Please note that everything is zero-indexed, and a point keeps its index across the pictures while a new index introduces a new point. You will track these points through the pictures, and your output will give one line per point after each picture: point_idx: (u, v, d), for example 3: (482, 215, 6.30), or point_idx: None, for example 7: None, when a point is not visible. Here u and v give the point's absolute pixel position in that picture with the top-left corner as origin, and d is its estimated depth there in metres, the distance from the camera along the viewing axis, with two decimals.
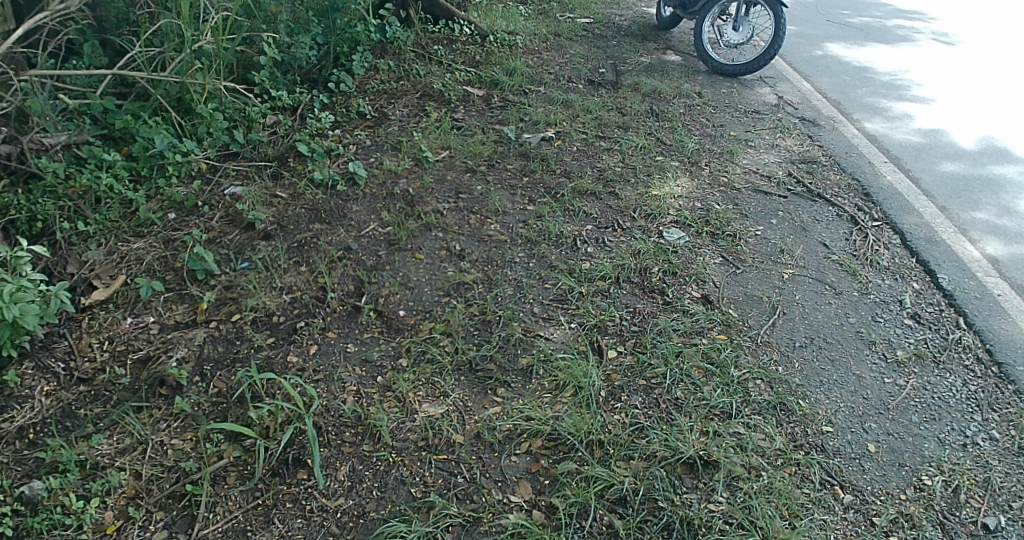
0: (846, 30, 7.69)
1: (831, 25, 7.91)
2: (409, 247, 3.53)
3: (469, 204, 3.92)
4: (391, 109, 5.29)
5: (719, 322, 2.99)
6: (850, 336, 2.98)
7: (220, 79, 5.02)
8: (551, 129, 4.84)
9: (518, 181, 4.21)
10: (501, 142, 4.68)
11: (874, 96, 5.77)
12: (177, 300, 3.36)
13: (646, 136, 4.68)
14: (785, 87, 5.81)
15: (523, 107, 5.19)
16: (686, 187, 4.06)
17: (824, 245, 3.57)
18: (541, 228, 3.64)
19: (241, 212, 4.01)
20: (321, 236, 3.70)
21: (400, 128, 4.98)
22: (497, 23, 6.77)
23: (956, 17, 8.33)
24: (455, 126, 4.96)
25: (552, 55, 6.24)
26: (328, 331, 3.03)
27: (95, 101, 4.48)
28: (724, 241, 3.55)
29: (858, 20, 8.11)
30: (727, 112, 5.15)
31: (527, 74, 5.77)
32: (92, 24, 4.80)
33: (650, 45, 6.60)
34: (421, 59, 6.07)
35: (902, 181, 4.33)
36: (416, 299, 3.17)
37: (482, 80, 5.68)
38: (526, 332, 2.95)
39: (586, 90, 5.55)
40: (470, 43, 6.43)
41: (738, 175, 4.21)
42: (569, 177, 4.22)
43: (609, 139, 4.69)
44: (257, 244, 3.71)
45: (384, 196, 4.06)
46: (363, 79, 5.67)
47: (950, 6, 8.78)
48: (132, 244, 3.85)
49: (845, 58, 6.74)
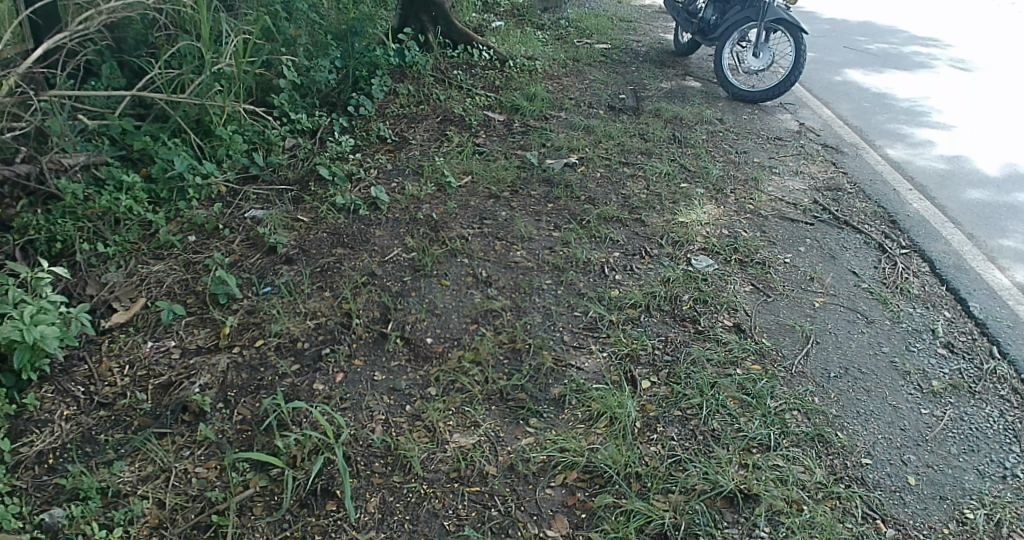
0: (864, 57, 7.69)
1: (847, 51, 7.92)
2: (434, 273, 3.52)
3: (494, 230, 3.92)
4: (412, 133, 5.33)
5: (753, 351, 2.93)
6: (884, 366, 2.92)
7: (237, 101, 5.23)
8: (574, 155, 4.84)
9: (543, 206, 4.21)
10: (522, 168, 4.70)
11: (895, 122, 5.76)
12: (199, 324, 3.45)
13: (668, 162, 4.67)
14: (806, 113, 5.78)
15: (545, 133, 5.20)
16: (714, 213, 4.02)
17: (854, 273, 3.53)
18: (568, 254, 3.61)
19: (263, 236, 4.15)
20: (344, 262, 3.76)
21: (421, 152, 5.02)
22: (517, 49, 6.79)
23: (971, 44, 8.33)
24: (477, 151, 4.98)
25: (571, 80, 6.25)
26: (354, 358, 3.01)
27: (114, 123, 4.61)
28: (754, 269, 3.49)
29: (874, 47, 8.12)
30: (748, 138, 5.13)
31: (547, 100, 5.77)
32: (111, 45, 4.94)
33: (669, 71, 6.62)
34: (441, 83, 6.10)
35: (928, 208, 4.28)
36: (444, 326, 3.13)
37: (503, 105, 5.69)
38: (557, 361, 2.89)
39: (607, 115, 5.54)
40: (489, 68, 6.44)
41: (764, 203, 4.17)
42: (594, 203, 4.20)
43: (633, 165, 4.67)
44: (279, 268, 3.82)
45: (408, 221, 4.10)
46: (383, 104, 5.80)
47: (968, 32, 8.80)
48: (152, 267, 3.94)
49: (863, 85, 6.73)
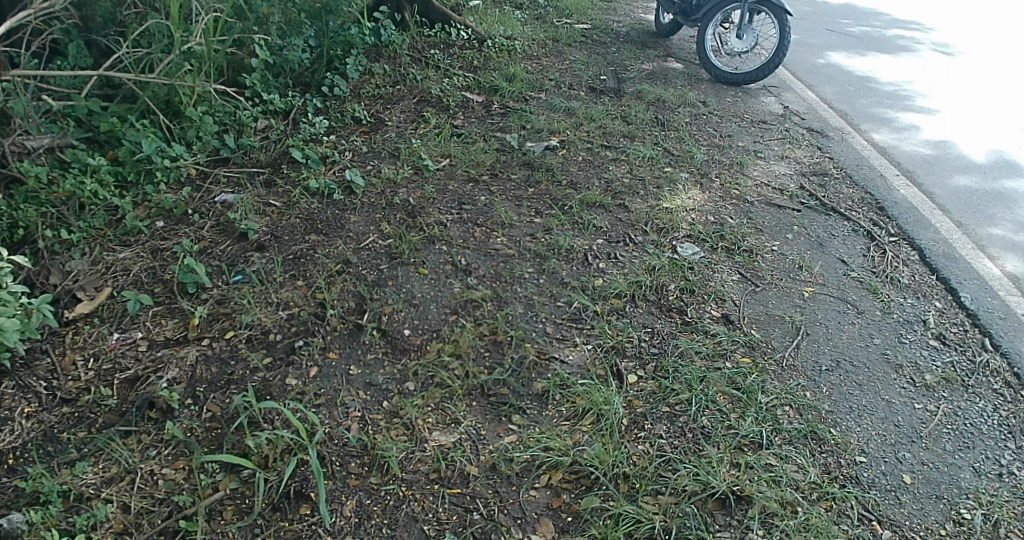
0: (846, 40, 7.62)
1: (829, 34, 7.84)
2: (412, 261, 3.40)
3: (473, 216, 3.80)
4: (388, 114, 5.17)
5: (742, 344, 2.85)
6: (876, 359, 2.85)
7: (208, 81, 5.05)
8: (555, 138, 4.71)
9: (523, 191, 4.09)
10: (502, 151, 4.57)
11: (879, 107, 5.69)
12: (167, 315, 3.33)
13: (651, 146, 4.56)
14: (790, 96, 5.70)
15: (525, 114, 5.07)
16: (699, 199, 3.92)
17: (843, 261, 3.46)
18: (550, 241, 3.50)
19: (234, 221, 3.97)
20: (318, 249, 3.62)
21: (397, 135, 4.87)
22: (495, 28, 6.61)
23: (951, 27, 8.30)
24: (455, 133, 4.84)
25: (551, 61, 6.10)
26: (328, 352, 2.87)
27: (79, 104, 4.44)
28: (741, 257, 3.41)
29: (856, 30, 8.05)
30: (732, 121, 5.03)
31: (527, 81, 5.62)
32: (77, 24, 4.74)
33: (650, 52, 6.50)
34: (417, 63, 5.93)
35: (916, 195, 4.23)
36: (422, 317, 3.00)
37: (481, 86, 5.53)
38: (541, 354, 2.78)
39: (588, 97, 5.42)
40: (467, 47, 6.25)
41: (750, 188, 4.09)
42: (576, 187, 4.09)
43: (615, 148, 4.56)
44: (250, 255, 3.68)
45: (384, 207, 3.96)
46: (358, 84, 5.63)
47: (949, 15, 8.77)
48: (118, 254, 3.81)
49: (846, 68, 6.66)
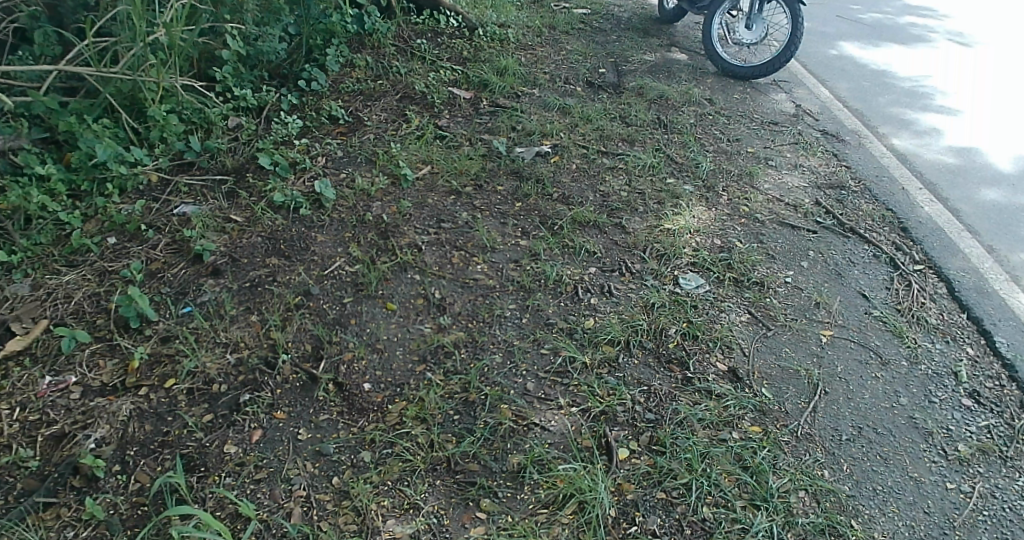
0: (859, 28, 7.15)
1: (841, 21, 7.36)
2: (379, 294, 3.01)
3: (452, 238, 3.39)
4: (368, 113, 4.68)
5: (752, 408, 2.50)
6: (904, 425, 2.55)
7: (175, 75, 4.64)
8: (547, 143, 4.27)
9: (509, 206, 3.67)
10: (488, 158, 4.12)
11: (897, 106, 5.27)
12: (107, 354, 2.92)
13: (652, 152, 4.14)
14: (802, 92, 5.24)
15: (516, 114, 4.60)
16: (704, 218, 3.52)
17: (864, 297, 3.17)
18: (536, 271, 3.12)
19: (189, 240, 3.59)
20: (277, 276, 3.22)
21: (376, 137, 4.41)
22: (486, 15, 6.05)
23: (968, 15, 7.81)
24: (438, 136, 4.40)
25: (546, 52, 5.59)
26: (275, 411, 2.50)
27: (37, 101, 3.99)
28: (750, 292, 3.04)
29: (869, 16, 7.57)
30: (741, 122, 4.61)
31: (521, 74, 5.12)
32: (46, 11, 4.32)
33: (653, 40, 6.03)
34: (403, 54, 5.43)
35: (941, 213, 3.87)
36: (385, 367, 2.64)
37: (470, 81, 5.01)
38: (518, 419, 2.41)
39: (585, 93, 4.96)
40: (456, 36, 5.72)
41: (761, 204, 3.71)
42: (568, 203, 3.67)
43: (613, 154, 4.14)
44: (203, 281, 3.28)
45: (354, 223, 3.56)
46: (337, 77, 5.20)
47: (966, 1, 8.31)
48: (62, 277, 3.42)
49: (861, 60, 6.22)
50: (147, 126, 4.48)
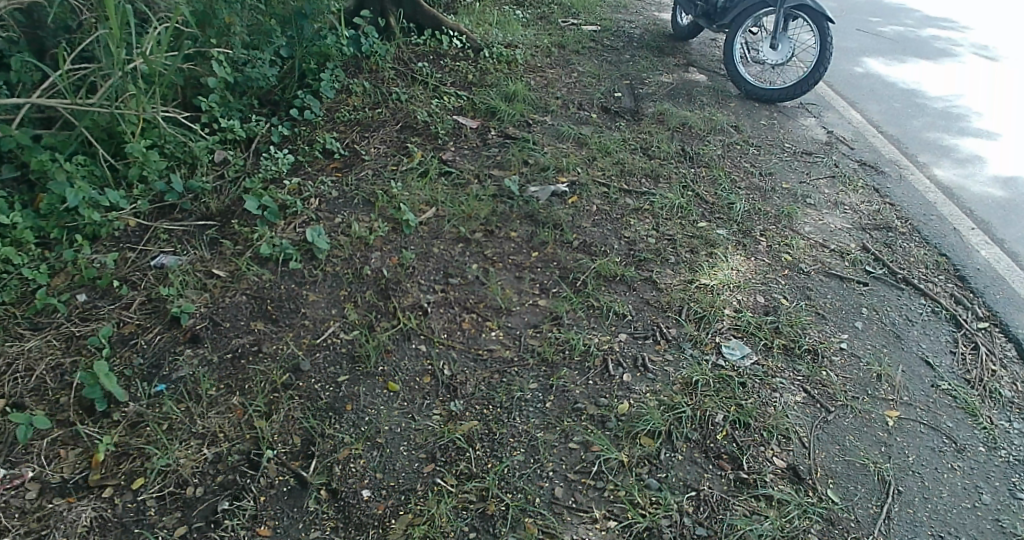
0: (880, 42, 6.78)
1: (860, 35, 7.00)
2: (381, 371, 2.66)
3: (461, 297, 3.02)
4: (366, 145, 4.30)
5: (818, 517, 2.16)
6: (990, 530, 2.20)
7: (156, 105, 4.30)
8: (563, 180, 3.85)
9: (525, 256, 3.27)
10: (499, 200, 3.69)
11: (934, 129, 4.90)
12: (69, 442, 2.57)
13: (679, 190, 3.75)
14: (832, 116, 4.88)
15: (527, 146, 4.21)
16: (743, 271, 3.15)
17: (928, 364, 2.81)
18: (559, 340, 2.74)
19: (166, 298, 3.26)
20: (264, 345, 2.91)
21: (375, 173, 4.05)
22: (492, 34, 5.72)
23: (991, 28, 7.45)
24: (444, 172, 4.01)
25: (557, 73, 5.23)
26: (258, 525, 2.21)
27: (5, 138, 3.64)
28: (804, 364, 2.69)
29: (888, 29, 7.21)
30: (773, 152, 4.23)
31: (531, 101, 4.73)
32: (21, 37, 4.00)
33: (668, 59, 5.67)
34: (403, 77, 5.04)
35: (1000, 257, 3.51)
36: (386, 467, 2.31)
37: (476, 108, 4.63)
38: (545, 534, 2.09)
39: (601, 120, 4.57)
40: (460, 58, 5.31)
41: (803, 251, 3.34)
42: (591, 253, 3.27)
43: (636, 194, 3.72)
44: (180, 351, 2.95)
45: (351, 279, 3.20)
46: (333, 105, 4.82)
47: (989, 13, 7.94)
48: (25, 342, 3.06)
49: (888, 78, 5.85)
50: (126, 163, 4.14)
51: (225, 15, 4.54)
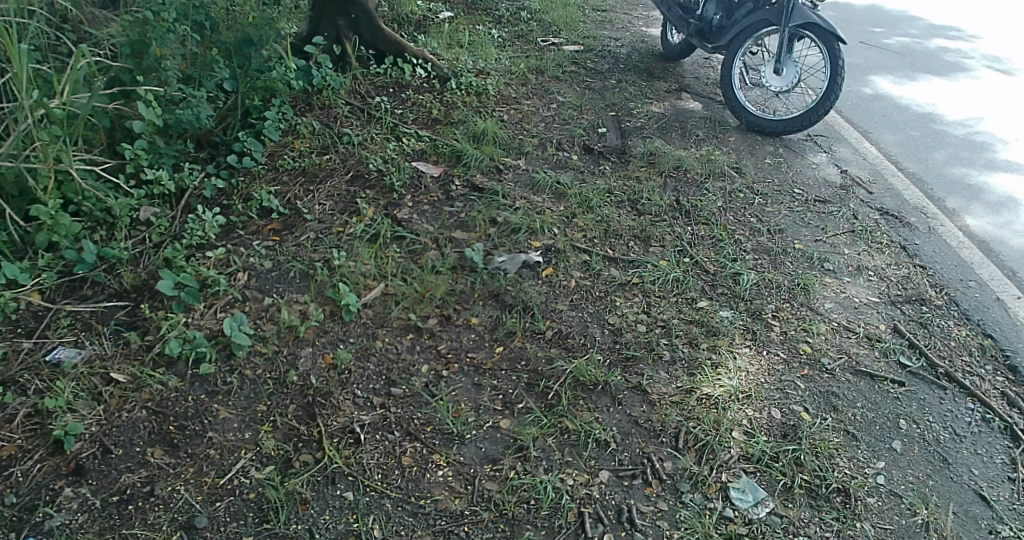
0: (887, 56, 6.21)
1: (865, 47, 6.42)
2: (298, 533, 2.12)
3: (405, 414, 2.44)
4: (310, 203, 3.73)
5: None
6: None
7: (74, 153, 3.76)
8: (536, 245, 3.26)
9: (487, 352, 2.70)
10: (459, 275, 3.11)
11: (959, 164, 4.31)
12: None
13: (674, 256, 3.16)
14: (846, 150, 4.30)
15: (496, 199, 3.63)
16: (751, 373, 2.59)
17: (986, 502, 2.24)
18: (525, 485, 2.20)
19: (53, 413, 2.63)
20: (157, 484, 2.33)
21: (317, 239, 3.48)
22: (462, 59, 5.14)
23: (1004, 39, 6.88)
24: (397, 235, 3.43)
25: (534, 105, 4.65)
26: None
27: None
28: (832, 513, 2.16)
29: (894, 41, 6.64)
30: (783, 201, 3.65)
31: (501, 140, 4.14)
32: None
33: (659, 84, 5.09)
34: (359, 114, 4.46)
35: None
36: None
37: (439, 151, 4.04)
38: None
39: (583, 163, 3.98)
40: (424, 89, 4.74)
41: (824, 338, 2.78)
42: (567, 347, 2.70)
43: (624, 262, 3.13)
44: (58, 490, 2.36)
45: (272, 388, 2.62)
46: (277, 149, 4.24)
47: (1001, 22, 7.36)
48: None
49: (902, 99, 5.26)
50: (34, 225, 3.55)
51: (155, 46, 4.11)
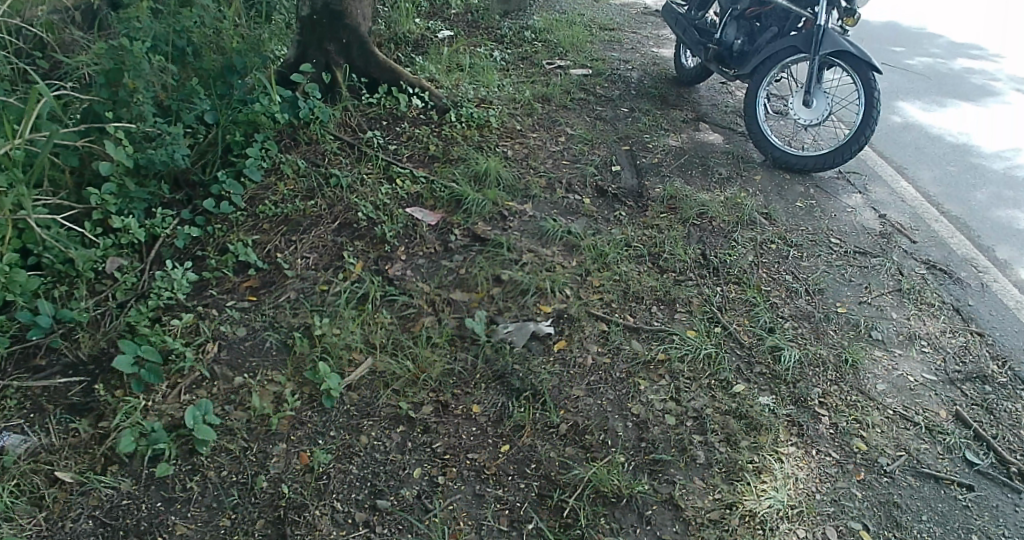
0: (912, 79, 5.83)
1: (888, 69, 6.05)
2: None
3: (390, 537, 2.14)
4: (291, 257, 3.40)
5: None
6: None
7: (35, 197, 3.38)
8: (545, 311, 2.88)
9: (490, 450, 2.35)
10: (458, 350, 2.74)
11: (1005, 203, 3.91)
12: None
13: (703, 324, 2.78)
14: (881, 190, 3.91)
15: (501, 252, 3.25)
16: (798, 481, 2.22)
17: None
18: None
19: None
20: None
21: (298, 303, 3.15)
22: (462, 87, 4.76)
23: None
24: (389, 298, 3.07)
25: (540, 139, 4.27)
26: None
27: None
28: None
29: (918, 62, 6.26)
30: (819, 252, 3.26)
31: (506, 181, 3.76)
32: None
33: (674, 113, 4.73)
34: (349, 151, 4.09)
35: None
36: None
37: (437, 194, 3.67)
38: None
39: (596, 208, 3.60)
40: (421, 122, 4.37)
41: (879, 430, 2.40)
42: (583, 445, 2.34)
43: (646, 333, 2.74)
44: None
45: (238, 497, 2.30)
46: (259, 191, 3.88)
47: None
48: None
49: (934, 128, 4.87)
50: None
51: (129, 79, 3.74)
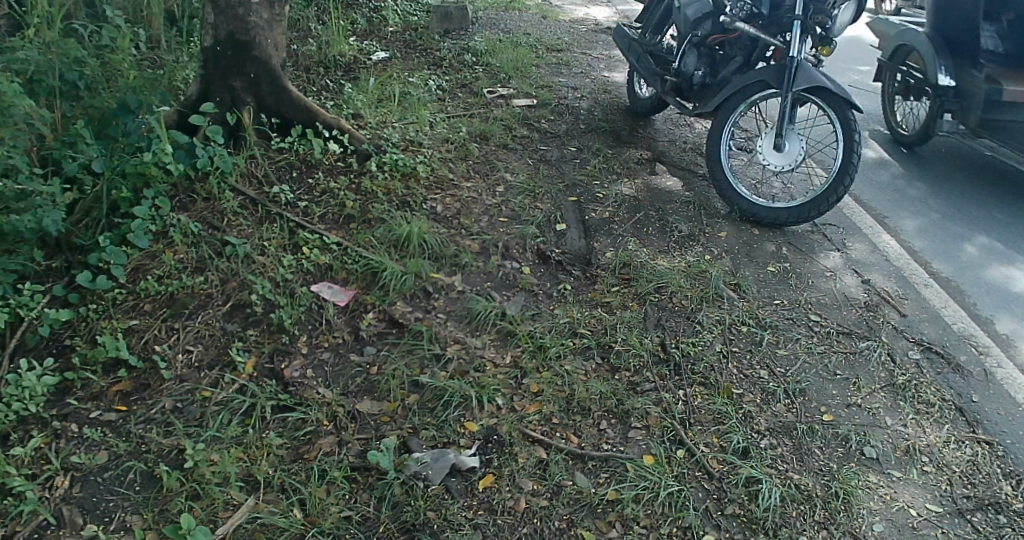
0: (880, 105, 5.42)
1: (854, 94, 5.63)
2: None
3: None
4: (173, 351, 2.80)
5: None
6: None
7: None
8: (469, 430, 2.36)
9: None
10: (359, 490, 2.20)
11: (995, 260, 3.48)
12: None
13: (661, 447, 2.29)
14: (861, 247, 3.47)
15: (421, 344, 2.71)
16: None
17: None
18: None
19: None
20: None
21: (172, 416, 2.55)
22: (389, 126, 4.22)
23: None
24: (283, 411, 2.51)
25: (476, 189, 3.74)
26: None
27: None
28: None
29: None
30: (798, 335, 2.80)
31: (432, 246, 3.22)
32: None
33: (628, 152, 4.24)
34: (253, 208, 3.51)
35: None
36: None
37: (351, 265, 3.12)
38: None
39: (536, 279, 3.09)
40: (338, 170, 3.81)
41: None
42: None
43: (591, 462, 2.24)
44: None
45: None
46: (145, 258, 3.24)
47: None
48: None
49: (908, 165, 4.45)
50: None
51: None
